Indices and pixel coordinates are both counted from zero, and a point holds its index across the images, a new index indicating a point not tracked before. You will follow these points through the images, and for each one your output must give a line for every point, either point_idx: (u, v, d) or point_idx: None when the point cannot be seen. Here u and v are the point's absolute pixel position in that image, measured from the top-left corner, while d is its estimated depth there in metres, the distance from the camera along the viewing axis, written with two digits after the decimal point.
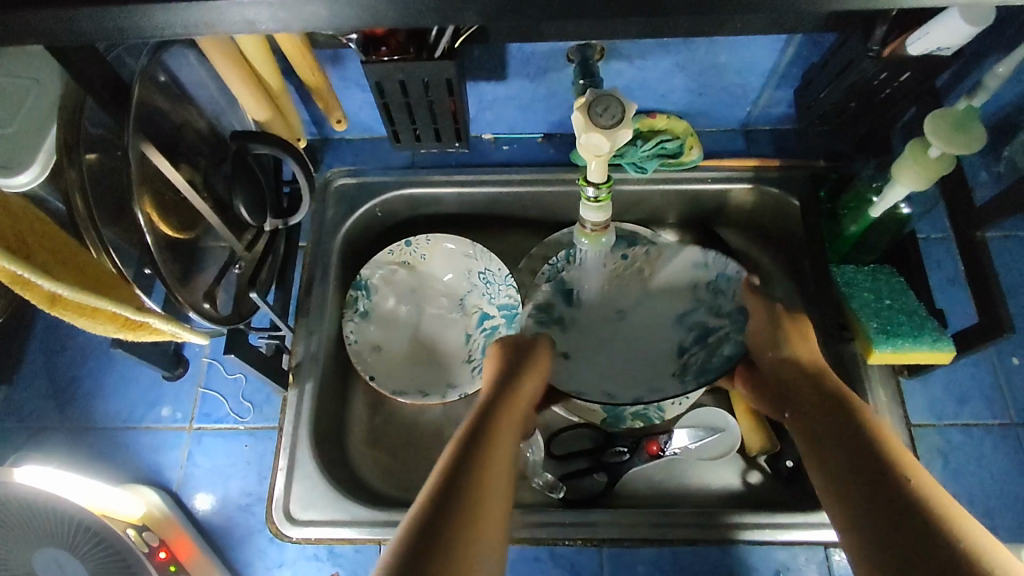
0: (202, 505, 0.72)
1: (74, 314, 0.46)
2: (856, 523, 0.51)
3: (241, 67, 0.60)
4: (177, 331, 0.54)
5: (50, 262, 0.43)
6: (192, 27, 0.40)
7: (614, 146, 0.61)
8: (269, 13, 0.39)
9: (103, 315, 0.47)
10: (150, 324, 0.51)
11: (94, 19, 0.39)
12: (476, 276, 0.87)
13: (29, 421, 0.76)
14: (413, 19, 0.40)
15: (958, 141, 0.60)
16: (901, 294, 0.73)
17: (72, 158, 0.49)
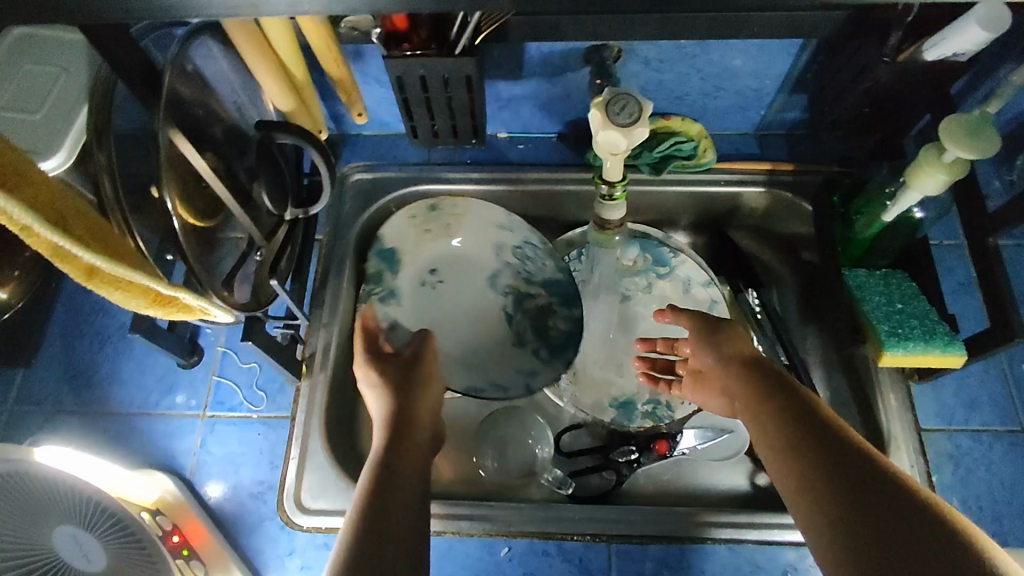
0: (214, 492, 0.73)
1: (108, 288, 0.46)
2: (816, 501, 0.50)
3: (268, 56, 0.61)
4: (204, 306, 0.55)
5: (85, 236, 0.44)
6: (226, 10, 0.41)
7: (630, 145, 0.62)
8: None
9: (133, 292, 0.48)
10: (176, 303, 0.53)
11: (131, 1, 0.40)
12: (514, 252, 0.85)
13: (45, 405, 0.77)
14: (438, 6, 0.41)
15: (972, 146, 0.61)
16: (913, 298, 0.73)
17: (102, 142, 0.50)
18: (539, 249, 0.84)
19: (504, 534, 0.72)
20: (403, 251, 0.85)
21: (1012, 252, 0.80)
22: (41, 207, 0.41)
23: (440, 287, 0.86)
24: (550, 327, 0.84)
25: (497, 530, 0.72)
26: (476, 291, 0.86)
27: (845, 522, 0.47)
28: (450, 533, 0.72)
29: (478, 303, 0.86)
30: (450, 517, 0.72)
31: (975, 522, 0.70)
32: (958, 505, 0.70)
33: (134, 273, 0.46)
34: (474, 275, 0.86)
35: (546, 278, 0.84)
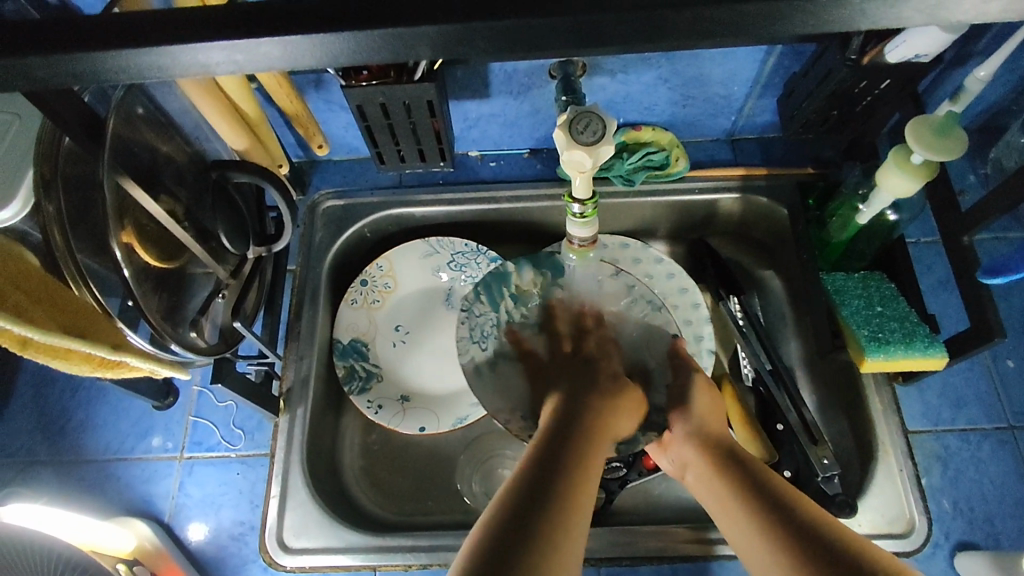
0: (195, 536, 0.72)
1: (46, 356, 0.48)
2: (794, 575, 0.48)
3: (217, 98, 0.61)
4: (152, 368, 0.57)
5: (25, 307, 0.45)
6: (144, 70, 0.37)
7: (596, 162, 0.60)
8: (224, 55, 0.36)
9: (74, 359, 0.50)
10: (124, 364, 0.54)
11: (39, 67, 0.36)
12: (447, 269, 0.87)
13: (19, 456, 0.75)
14: (365, 56, 0.37)
15: (937, 147, 0.60)
16: (892, 300, 0.72)
17: (50, 194, 0.49)
18: (469, 251, 0.87)
19: None
20: (366, 336, 0.84)
21: (989, 247, 0.79)
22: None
23: (406, 341, 0.85)
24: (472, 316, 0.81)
25: None
26: (436, 317, 0.87)
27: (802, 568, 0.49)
28: (437, 565, 0.69)
29: (445, 326, 0.86)
30: (435, 548, 0.70)
31: (967, 524, 0.69)
32: (949, 508, 0.70)
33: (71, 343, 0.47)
34: (423, 309, 0.86)
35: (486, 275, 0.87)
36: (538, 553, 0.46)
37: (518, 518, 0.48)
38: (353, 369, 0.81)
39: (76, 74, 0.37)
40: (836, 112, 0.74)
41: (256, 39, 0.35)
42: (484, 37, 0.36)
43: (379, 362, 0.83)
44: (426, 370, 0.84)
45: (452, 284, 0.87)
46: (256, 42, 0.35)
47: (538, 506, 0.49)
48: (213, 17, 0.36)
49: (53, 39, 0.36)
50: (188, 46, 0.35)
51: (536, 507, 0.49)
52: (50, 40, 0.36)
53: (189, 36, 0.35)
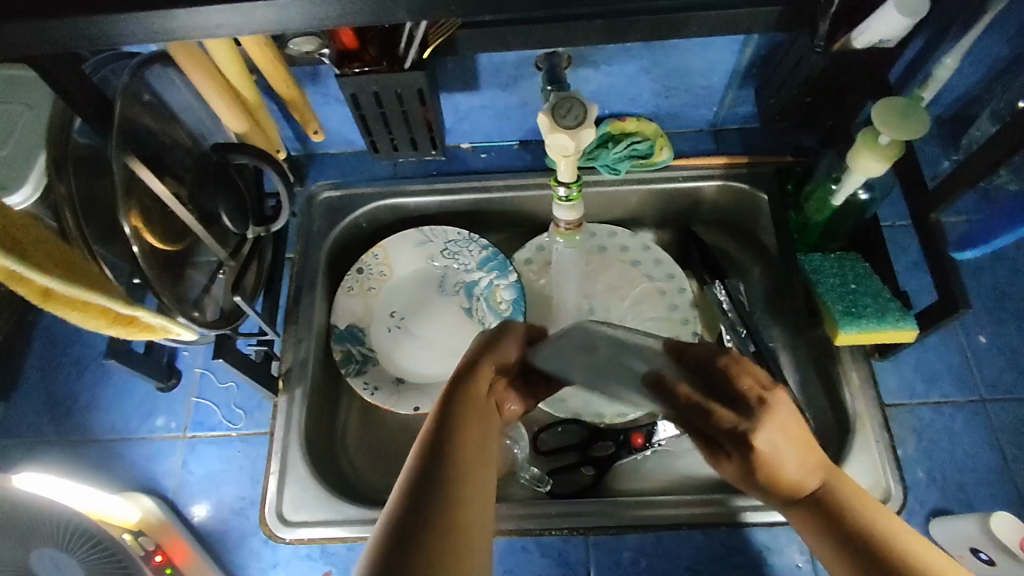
0: (199, 512, 0.74)
1: (66, 308, 0.50)
2: None
3: (216, 78, 0.62)
4: (166, 326, 0.58)
5: (45, 261, 0.47)
6: (154, 33, 0.42)
7: (579, 146, 0.64)
8: (225, 18, 0.41)
9: (90, 313, 0.52)
10: (138, 324, 0.56)
11: (60, 30, 0.41)
12: (440, 257, 0.90)
13: (27, 436, 0.78)
14: (349, 16, 0.42)
15: (901, 128, 0.63)
16: (866, 278, 0.75)
17: (62, 173, 0.52)
18: (461, 239, 0.90)
19: None
20: (362, 322, 0.87)
21: None
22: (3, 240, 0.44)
23: (399, 327, 0.88)
24: (496, 301, 0.88)
25: None
26: (430, 304, 0.89)
27: None
28: None
29: (438, 311, 0.89)
30: None
31: (941, 492, 0.71)
32: (923, 477, 0.72)
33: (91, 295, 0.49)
34: (418, 295, 0.90)
35: (478, 262, 0.90)
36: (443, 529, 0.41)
37: (417, 496, 0.43)
38: (350, 353, 0.84)
39: (94, 37, 0.42)
40: (810, 99, 0.77)
41: (251, 3, 0.41)
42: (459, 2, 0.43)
43: (375, 347, 0.86)
44: (420, 357, 0.86)
45: (443, 273, 0.90)
46: (253, 6, 0.41)
47: (440, 495, 0.43)
48: None
49: (77, 6, 0.40)
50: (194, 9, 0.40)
51: (426, 501, 0.42)
52: (72, 8, 0.40)
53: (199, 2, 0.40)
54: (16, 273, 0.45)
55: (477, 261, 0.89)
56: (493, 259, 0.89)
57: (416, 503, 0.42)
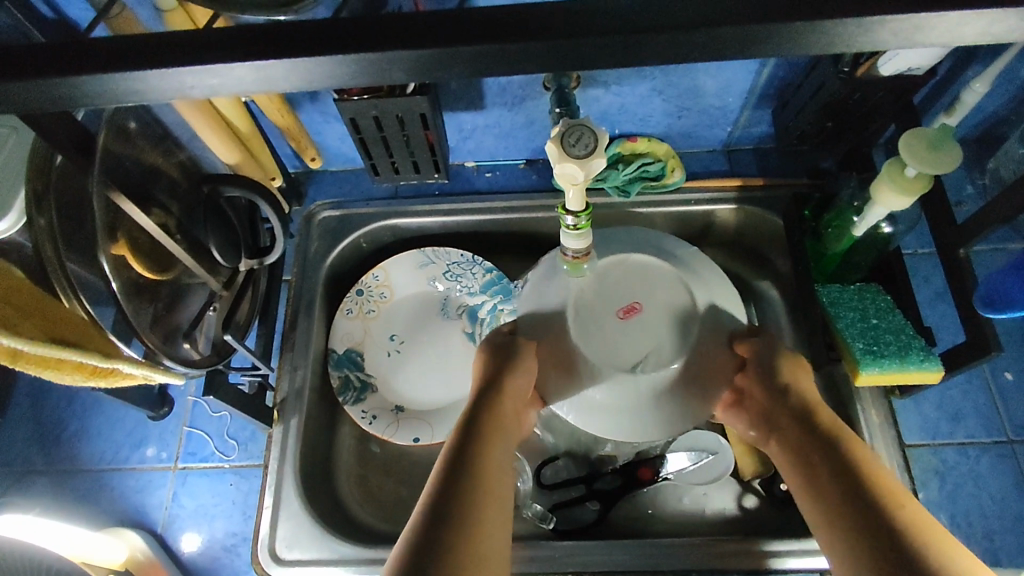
0: (190, 547, 0.72)
1: (37, 366, 0.47)
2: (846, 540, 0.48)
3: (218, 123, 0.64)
4: (149, 373, 0.55)
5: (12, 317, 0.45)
6: (120, 95, 0.37)
7: (589, 175, 0.60)
8: (199, 79, 0.36)
9: (65, 369, 0.49)
10: (119, 372, 0.53)
11: (20, 94, 0.36)
12: (442, 279, 0.87)
13: (15, 465, 0.75)
14: (342, 78, 0.36)
15: (931, 162, 0.60)
16: (888, 313, 0.72)
17: (42, 209, 0.49)
18: (464, 261, 0.87)
19: None
20: (361, 347, 0.84)
21: (987, 258, 0.79)
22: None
23: (398, 352, 0.85)
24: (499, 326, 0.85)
25: None
26: (430, 328, 0.86)
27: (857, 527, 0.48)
28: None
29: (439, 336, 0.86)
30: None
31: (965, 540, 0.68)
32: (946, 522, 0.69)
33: (59, 350, 0.47)
34: (418, 318, 0.86)
35: (481, 286, 0.87)
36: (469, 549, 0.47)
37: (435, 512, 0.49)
38: (347, 379, 0.82)
39: (59, 98, 0.37)
40: (830, 123, 0.74)
41: (229, 61, 0.35)
42: (460, 63, 0.36)
43: (374, 373, 0.83)
44: (419, 385, 0.83)
45: (444, 296, 0.87)
46: (229, 66, 0.35)
47: (468, 515, 0.49)
48: (200, 37, 0.36)
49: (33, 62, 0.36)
50: (164, 70, 0.35)
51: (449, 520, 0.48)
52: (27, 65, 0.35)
53: (166, 62, 0.35)
54: None
55: (480, 284, 0.86)
56: (496, 282, 0.86)
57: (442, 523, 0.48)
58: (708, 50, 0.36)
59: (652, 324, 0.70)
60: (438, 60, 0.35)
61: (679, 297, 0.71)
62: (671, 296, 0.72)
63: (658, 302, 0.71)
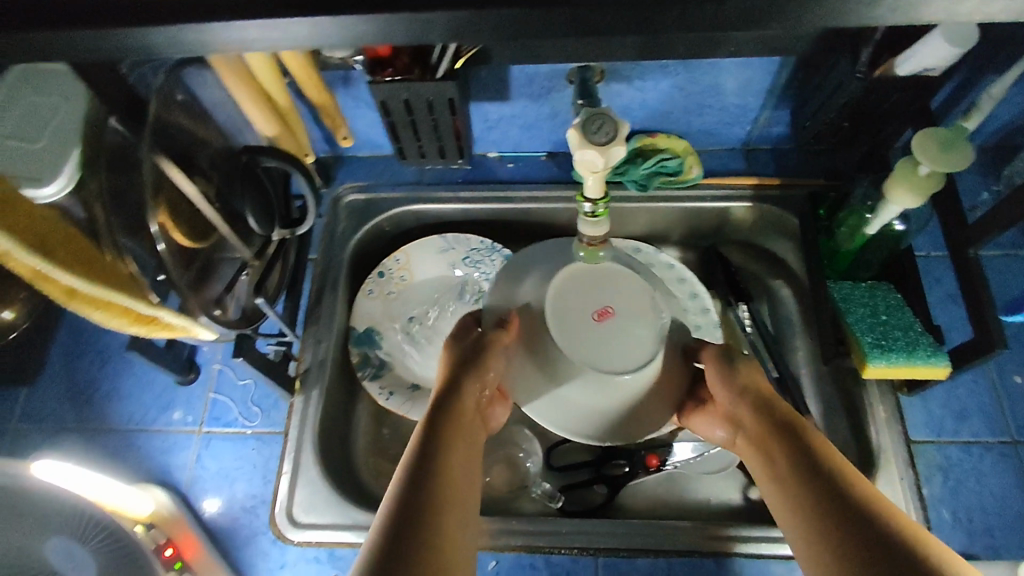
0: (210, 508, 0.74)
1: (89, 308, 0.50)
2: (810, 538, 0.53)
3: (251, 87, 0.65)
4: (184, 326, 0.59)
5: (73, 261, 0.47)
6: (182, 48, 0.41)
7: (608, 162, 0.63)
8: (256, 34, 0.39)
9: (113, 312, 0.52)
10: (158, 322, 0.57)
11: (86, 40, 0.40)
12: (461, 265, 0.90)
13: (48, 422, 0.79)
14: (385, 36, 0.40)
15: (943, 159, 0.61)
16: (897, 310, 0.73)
17: (95, 170, 0.52)
18: (484, 248, 0.89)
19: (493, 547, 0.72)
20: (381, 325, 0.87)
21: (998, 262, 0.80)
22: (24, 224, 0.45)
23: (416, 333, 0.88)
24: None
25: (484, 544, 0.72)
26: (448, 311, 0.89)
27: (819, 529, 0.52)
28: None
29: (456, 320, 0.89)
30: None
31: (967, 535, 0.69)
32: (948, 517, 0.70)
33: (119, 295, 0.50)
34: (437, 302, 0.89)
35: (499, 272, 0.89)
36: (430, 550, 0.51)
37: (414, 510, 0.53)
38: (367, 357, 0.84)
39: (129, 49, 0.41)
40: (848, 124, 0.76)
41: (289, 17, 0.39)
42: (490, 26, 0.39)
43: (392, 352, 0.86)
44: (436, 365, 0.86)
45: (463, 281, 0.90)
46: (288, 22, 0.39)
47: (427, 517, 0.53)
48: (258, 2, 0.39)
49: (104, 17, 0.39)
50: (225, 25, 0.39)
51: (414, 523, 0.52)
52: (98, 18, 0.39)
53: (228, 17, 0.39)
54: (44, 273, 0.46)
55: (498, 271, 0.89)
56: None
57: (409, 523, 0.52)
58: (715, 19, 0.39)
59: (628, 327, 0.66)
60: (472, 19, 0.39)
61: (648, 300, 0.68)
62: (646, 297, 0.68)
63: (637, 305, 0.67)
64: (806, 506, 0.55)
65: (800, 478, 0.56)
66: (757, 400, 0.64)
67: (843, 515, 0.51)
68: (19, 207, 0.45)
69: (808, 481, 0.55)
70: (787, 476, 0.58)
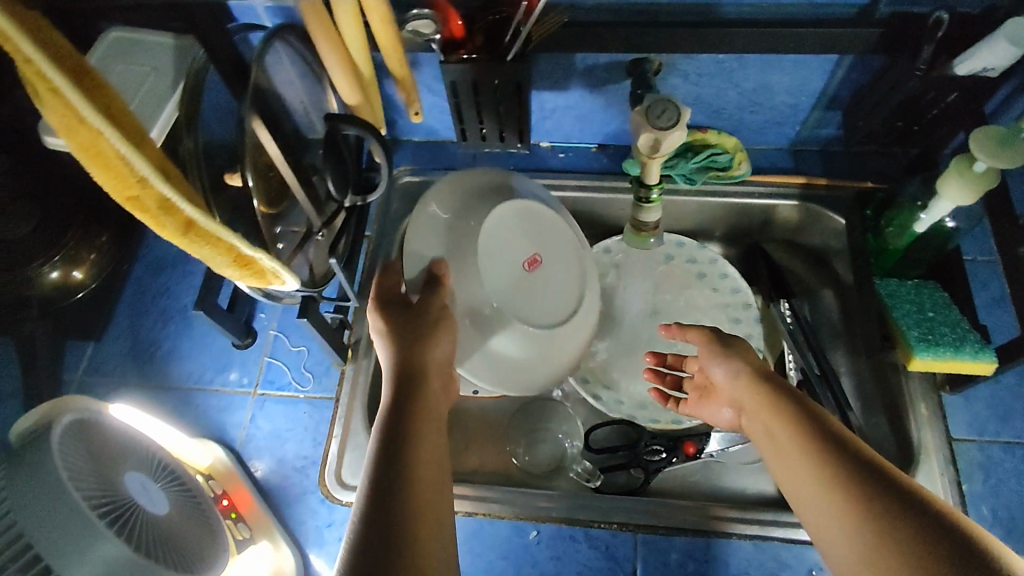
0: (262, 466, 0.77)
1: (199, 243, 0.50)
2: (850, 531, 0.50)
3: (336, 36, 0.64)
4: (277, 271, 0.58)
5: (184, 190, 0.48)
6: None
7: (666, 148, 0.66)
8: None
9: (219, 250, 0.52)
10: (253, 266, 0.56)
11: None
12: None
13: (112, 376, 0.83)
14: None
15: (999, 155, 0.63)
16: (944, 307, 0.74)
17: (191, 129, 0.55)
18: None
19: (534, 518, 0.74)
20: None
21: None
22: (152, 157, 0.46)
23: None
24: None
25: (526, 514, 0.74)
26: None
27: (857, 522, 0.50)
28: (481, 513, 0.74)
29: None
30: (482, 499, 0.75)
31: (1007, 534, 0.69)
32: (988, 515, 0.70)
33: (223, 227, 0.50)
34: None
35: None
36: (408, 530, 0.49)
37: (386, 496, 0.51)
38: None
39: None
40: (902, 124, 0.77)
41: None
42: None
43: None
44: None
45: None
46: None
47: (402, 497, 0.51)
48: None
49: None
50: None
51: (393, 508, 0.50)
52: None
53: None
54: (163, 201, 0.46)
55: None
56: None
57: (388, 504, 0.50)
58: None
59: (555, 273, 0.75)
60: None
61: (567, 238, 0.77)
62: (571, 249, 0.77)
63: (561, 253, 0.76)
64: (841, 501, 0.52)
65: (830, 469, 0.53)
66: (766, 379, 0.63)
67: (883, 507, 0.49)
68: (146, 140, 0.46)
69: (833, 471, 0.53)
70: (812, 467, 0.55)
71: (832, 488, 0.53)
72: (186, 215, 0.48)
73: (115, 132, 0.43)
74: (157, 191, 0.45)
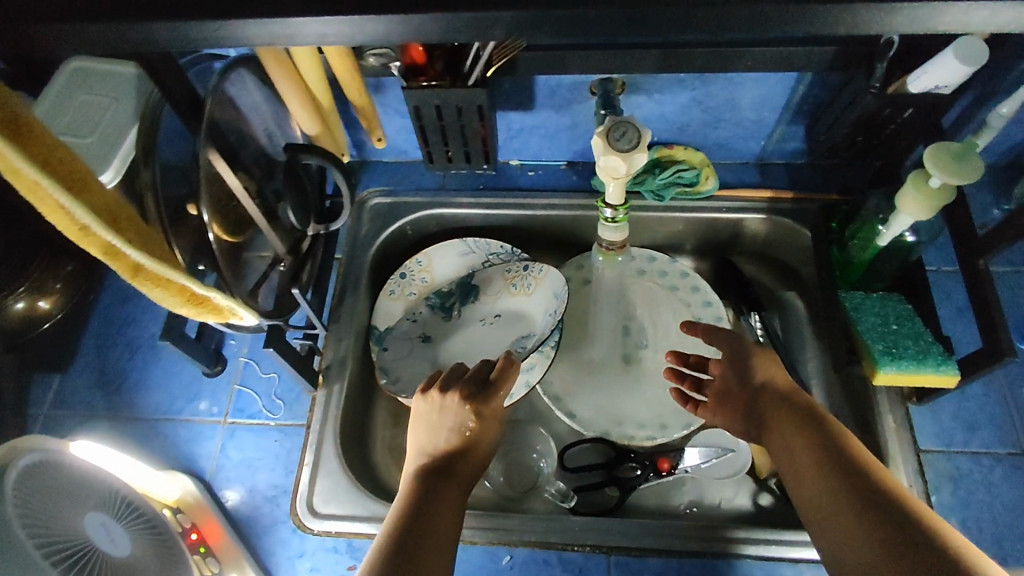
0: (232, 496, 0.76)
1: (150, 284, 0.50)
2: (851, 533, 0.55)
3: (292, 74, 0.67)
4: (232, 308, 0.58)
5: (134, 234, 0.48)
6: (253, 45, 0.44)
7: (630, 169, 0.66)
8: (323, 28, 0.43)
9: (171, 290, 0.52)
10: (207, 304, 0.56)
11: (163, 31, 0.44)
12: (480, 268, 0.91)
13: (79, 409, 0.82)
14: (439, 36, 0.44)
15: (956, 171, 0.64)
16: (907, 319, 0.75)
17: (148, 161, 0.54)
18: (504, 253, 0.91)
19: (507, 542, 0.74)
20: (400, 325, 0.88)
21: (1009, 278, 0.82)
22: (98, 204, 0.45)
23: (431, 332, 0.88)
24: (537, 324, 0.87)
25: (499, 538, 0.74)
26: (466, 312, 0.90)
27: (857, 524, 0.55)
28: None
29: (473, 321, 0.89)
30: None
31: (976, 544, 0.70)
32: (957, 526, 0.71)
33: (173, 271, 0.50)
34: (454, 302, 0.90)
35: None
36: None
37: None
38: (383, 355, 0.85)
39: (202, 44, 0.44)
40: (861, 138, 0.78)
41: (361, 17, 0.42)
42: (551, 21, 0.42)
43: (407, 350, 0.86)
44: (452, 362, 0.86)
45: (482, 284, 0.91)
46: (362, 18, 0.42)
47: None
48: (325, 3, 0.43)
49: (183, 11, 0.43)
50: (296, 21, 0.43)
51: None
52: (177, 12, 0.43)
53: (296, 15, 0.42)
54: (109, 246, 0.46)
55: None
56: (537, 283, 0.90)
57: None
58: (750, 22, 0.42)
59: None
60: (533, 18, 0.42)
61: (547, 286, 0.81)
62: None
63: None
64: (843, 508, 0.56)
65: (840, 479, 0.58)
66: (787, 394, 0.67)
67: (884, 515, 0.54)
68: (93, 186, 0.45)
69: (841, 482, 0.58)
70: (820, 475, 0.60)
71: (835, 499, 0.57)
72: (134, 261, 0.48)
73: (54, 183, 0.42)
74: (101, 239, 0.45)
